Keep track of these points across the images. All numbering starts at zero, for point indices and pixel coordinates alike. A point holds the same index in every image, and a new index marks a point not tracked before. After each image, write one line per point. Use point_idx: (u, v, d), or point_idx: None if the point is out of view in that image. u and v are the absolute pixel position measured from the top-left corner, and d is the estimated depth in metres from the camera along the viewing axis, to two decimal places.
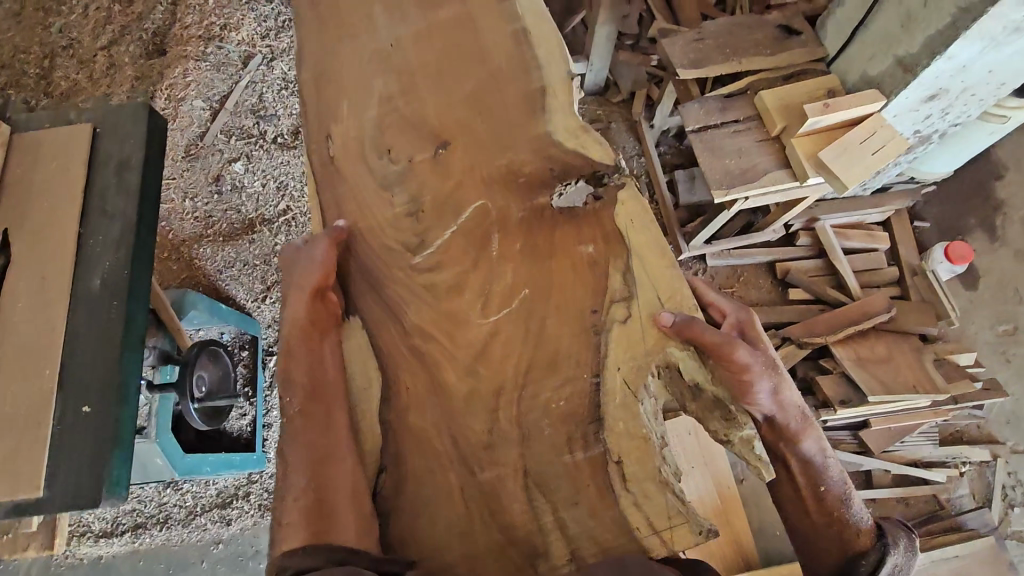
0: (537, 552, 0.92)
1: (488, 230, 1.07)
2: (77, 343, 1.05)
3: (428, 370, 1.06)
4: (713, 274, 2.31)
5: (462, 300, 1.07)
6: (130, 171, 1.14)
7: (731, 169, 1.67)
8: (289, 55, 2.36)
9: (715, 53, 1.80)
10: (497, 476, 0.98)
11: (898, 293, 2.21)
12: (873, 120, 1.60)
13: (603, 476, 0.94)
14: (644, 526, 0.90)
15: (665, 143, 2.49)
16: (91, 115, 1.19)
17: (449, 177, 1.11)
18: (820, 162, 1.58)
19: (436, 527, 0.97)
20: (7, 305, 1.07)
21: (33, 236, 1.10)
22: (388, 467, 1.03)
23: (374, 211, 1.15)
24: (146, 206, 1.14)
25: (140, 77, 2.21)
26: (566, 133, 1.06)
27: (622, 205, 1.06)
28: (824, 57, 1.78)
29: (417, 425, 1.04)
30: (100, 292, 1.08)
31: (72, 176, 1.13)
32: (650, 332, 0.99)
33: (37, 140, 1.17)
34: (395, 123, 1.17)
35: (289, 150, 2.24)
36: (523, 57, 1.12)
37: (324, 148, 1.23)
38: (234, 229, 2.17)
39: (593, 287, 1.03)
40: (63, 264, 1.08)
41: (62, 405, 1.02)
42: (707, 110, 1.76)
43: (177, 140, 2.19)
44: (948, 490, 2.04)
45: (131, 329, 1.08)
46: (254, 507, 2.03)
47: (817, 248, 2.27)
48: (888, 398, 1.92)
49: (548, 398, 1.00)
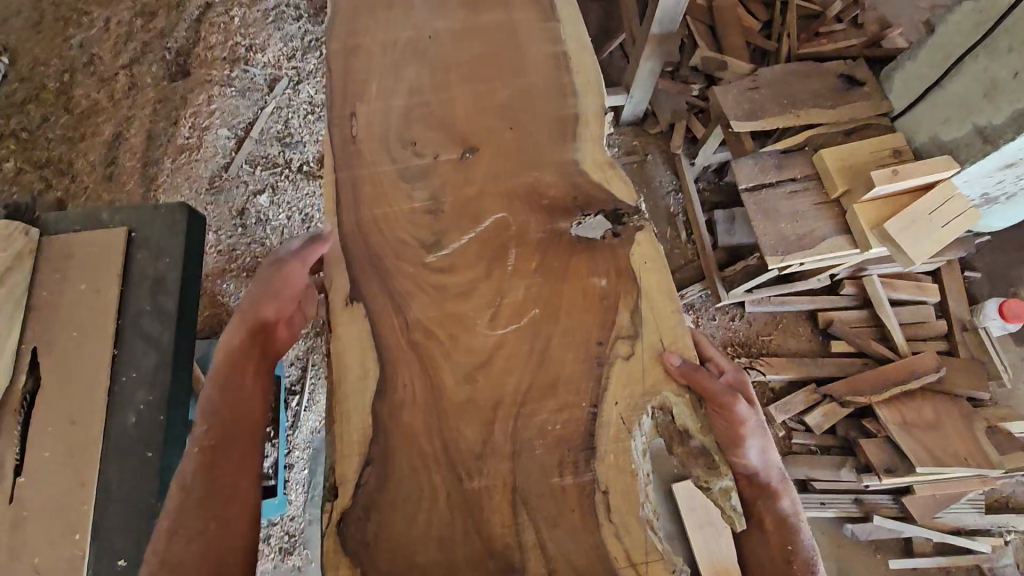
0: (514, 566, 0.83)
1: (505, 243, 1.02)
2: (109, 466, 1.00)
3: (425, 367, 0.94)
4: (751, 320, 2.20)
5: (471, 305, 0.98)
6: (166, 295, 1.09)
7: (787, 234, 1.65)
8: (316, 78, 2.26)
9: (772, 103, 1.76)
10: (485, 489, 0.87)
11: (945, 347, 2.10)
12: (947, 186, 1.54)
13: (589, 506, 0.86)
14: (620, 555, 0.84)
15: (704, 179, 2.35)
16: (123, 220, 1.13)
17: (472, 182, 1.07)
18: (884, 232, 1.54)
19: (417, 524, 0.85)
20: (36, 436, 1.01)
21: (65, 355, 1.05)
22: (374, 458, 0.88)
23: (395, 201, 1.07)
24: (185, 326, 1.09)
25: (163, 100, 2.14)
26: (592, 163, 1.09)
27: (638, 245, 1.02)
28: (889, 112, 1.75)
29: (410, 424, 0.90)
30: (135, 433, 1.02)
31: (105, 293, 1.08)
32: (650, 368, 0.93)
33: (66, 245, 1.12)
34: (426, 120, 1.13)
35: (314, 180, 2.15)
36: (560, 81, 1.17)
37: (348, 125, 1.14)
38: (257, 263, 2.06)
39: (600, 316, 0.97)
40: (98, 395, 1.03)
41: (97, 553, 0.97)
42: (762, 167, 1.73)
43: (200, 172, 2.10)
44: (992, 560, 1.96)
45: (167, 478, 1.01)
46: (274, 550, 1.96)
47: (862, 298, 2.17)
48: (936, 469, 1.86)
49: (545, 419, 0.91)
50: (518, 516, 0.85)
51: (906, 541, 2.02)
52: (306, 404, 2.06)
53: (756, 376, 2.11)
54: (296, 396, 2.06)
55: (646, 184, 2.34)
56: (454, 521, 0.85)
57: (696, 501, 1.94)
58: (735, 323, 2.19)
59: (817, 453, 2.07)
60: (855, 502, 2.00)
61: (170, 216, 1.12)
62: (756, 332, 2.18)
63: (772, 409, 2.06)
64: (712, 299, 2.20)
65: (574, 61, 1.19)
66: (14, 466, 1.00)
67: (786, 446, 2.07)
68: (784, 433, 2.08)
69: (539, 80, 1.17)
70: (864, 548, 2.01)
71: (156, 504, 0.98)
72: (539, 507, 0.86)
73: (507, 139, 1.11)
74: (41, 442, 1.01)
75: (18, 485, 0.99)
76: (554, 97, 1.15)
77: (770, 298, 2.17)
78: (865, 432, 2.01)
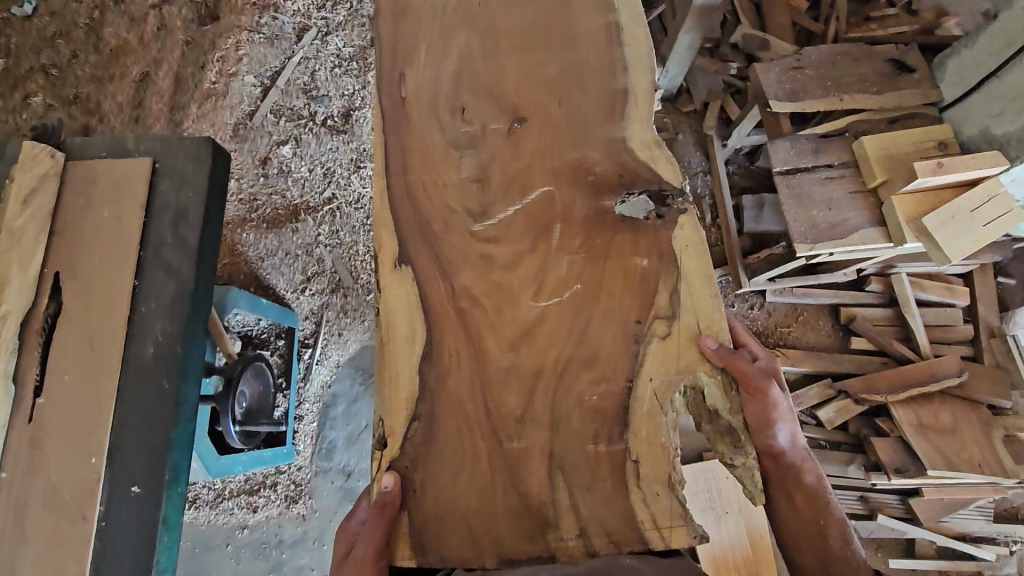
0: (548, 522, 0.86)
1: (552, 219, 0.99)
2: (126, 398, 1.01)
3: (469, 335, 0.95)
4: (771, 309, 2.15)
5: (517, 276, 0.97)
6: (187, 228, 1.08)
7: (818, 221, 1.61)
8: (345, 30, 2.18)
9: (816, 84, 1.70)
10: (524, 451, 0.89)
11: (968, 353, 2.05)
12: (992, 184, 1.42)
13: (621, 474, 0.87)
14: (645, 519, 0.85)
15: (735, 162, 2.28)
16: (149, 150, 1.12)
17: (520, 156, 1.04)
18: (922, 228, 1.49)
19: (460, 477, 0.88)
20: (54, 367, 1.01)
21: (88, 281, 1.05)
22: (420, 415, 0.91)
23: (443, 173, 1.05)
24: (203, 263, 1.09)
25: (191, 43, 2.10)
26: (640, 143, 1.04)
27: (681, 228, 0.99)
28: (937, 102, 1.69)
29: (457, 392, 0.92)
30: (152, 362, 1.03)
31: (127, 227, 1.07)
32: (686, 352, 0.91)
33: (93, 171, 1.10)
34: (476, 87, 1.10)
35: (338, 134, 2.12)
36: (611, 56, 1.11)
37: (396, 90, 1.12)
38: (278, 215, 2.08)
39: (640, 297, 0.95)
40: (115, 322, 1.03)
41: (112, 480, 0.98)
42: (798, 151, 1.68)
43: (225, 119, 2.09)
44: (994, 567, 1.96)
45: (185, 412, 1.03)
46: (280, 497, 2.01)
47: (887, 296, 2.11)
48: (948, 473, 1.84)
49: (583, 390, 0.91)
50: (554, 480, 0.87)
51: (907, 543, 2.01)
52: (317, 358, 2.10)
53: None
54: (309, 349, 2.09)
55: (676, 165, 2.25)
56: (495, 477, 0.88)
57: (699, 487, 1.95)
58: (754, 312, 2.14)
59: (824, 447, 2.04)
60: (860, 499, 1.99)
61: (195, 148, 1.11)
62: (774, 323, 2.14)
63: None
64: (731, 285, 2.16)
65: (627, 31, 1.12)
66: (35, 385, 1.01)
67: None
68: None
69: (589, 52, 1.11)
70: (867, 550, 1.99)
71: (172, 436, 1.00)
72: (571, 473, 0.87)
73: (557, 113, 1.07)
74: (62, 360, 1.02)
75: (38, 405, 1.00)
76: (603, 70, 1.09)
77: (793, 290, 2.11)
78: (877, 430, 1.99)
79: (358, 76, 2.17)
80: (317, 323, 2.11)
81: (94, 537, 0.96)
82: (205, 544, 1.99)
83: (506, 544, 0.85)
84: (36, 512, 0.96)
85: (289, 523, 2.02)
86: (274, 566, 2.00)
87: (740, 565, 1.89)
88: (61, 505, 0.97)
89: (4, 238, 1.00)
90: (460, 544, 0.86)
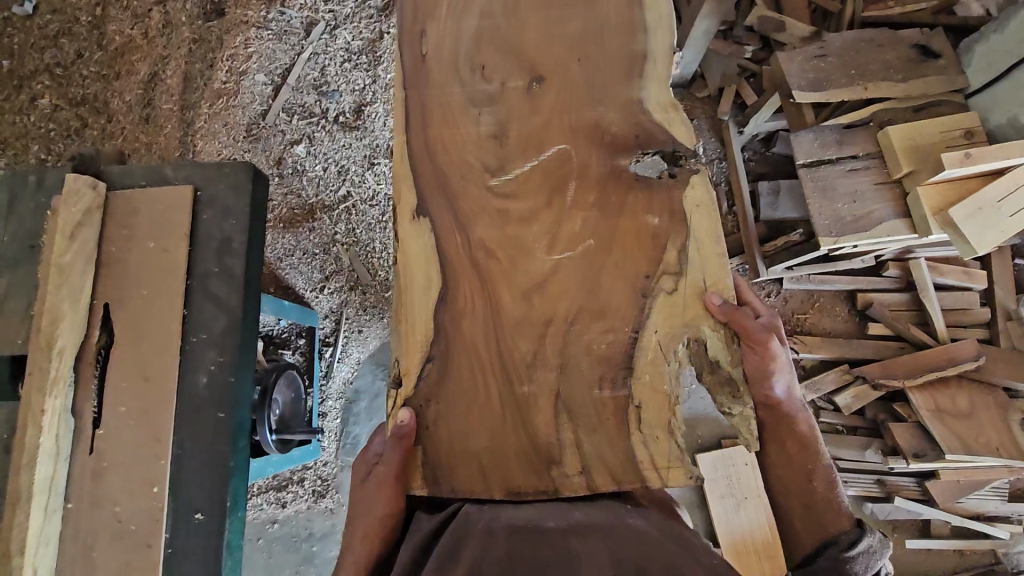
0: (552, 459, 0.87)
1: (566, 176, 0.97)
2: (184, 429, 1.04)
3: (483, 282, 0.94)
4: (787, 296, 2.16)
5: (533, 229, 0.95)
6: (233, 257, 1.09)
7: (843, 215, 1.65)
8: (353, 22, 2.10)
9: (839, 73, 1.70)
10: (533, 394, 0.89)
11: (984, 336, 2.04)
12: (1017, 174, 1.47)
13: (623, 416, 0.88)
14: (645, 461, 0.86)
15: (751, 148, 2.25)
16: (190, 176, 1.12)
17: (538, 113, 1.00)
18: (949, 220, 1.51)
19: (469, 414, 0.90)
20: (111, 405, 1.04)
21: (137, 312, 1.06)
22: (435, 355, 0.92)
23: (460, 125, 1.01)
24: (249, 295, 1.09)
25: (199, 40, 2.06)
26: (657, 103, 0.99)
27: (692, 189, 0.96)
28: (965, 88, 1.70)
29: (468, 336, 0.93)
30: (206, 395, 1.05)
31: (174, 256, 1.08)
32: (692, 304, 0.91)
33: (134, 203, 1.10)
34: (498, 44, 1.03)
35: (351, 131, 2.09)
36: (632, 20, 1.02)
37: (417, 45, 1.05)
38: (294, 214, 2.08)
39: (649, 253, 0.93)
40: (168, 357, 1.04)
41: (175, 511, 1.01)
42: (823, 142, 1.71)
43: (237, 119, 2.06)
44: (1008, 545, 2.02)
45: (239, 440, 1.04)
46: (308, 492, 2.05)
47: (906, 281, 2.10)
48: (965, 457, 1.88)
49: (592, 338, 0.91)
50: (559, 420, 0.88)
51: (923, 522, 2.06)
52: (339, 355, 2.11)
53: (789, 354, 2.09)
54: (330, 346, 2.10)
55: None
56: (505, 416, 0.89)
57: (719, 475, 2.00)
58: (771, 299, 2.15)
59: (842, 433, 2.09)
60: (877, 482, 2.03)
61: (235, 174, 1.10)
62: (791, 310, 2.15)
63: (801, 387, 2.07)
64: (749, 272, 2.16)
65: None
66: (93, 418, 1.04)
67: None
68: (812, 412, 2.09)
69: (610, 9, 1.03)
70: (882, 528, 2.06)
71: (230, 465, 1.02)
72: (579, 415, 0.88)
73: (577, 72, 1.01)
74: (117, 391, 1.04)
75: (99, 436, 1.03)
76: (622, 31, 1.01)
77: (811, 277, 2.11)
78: (894, 415, 2.02)
79: (369, 69, 2.11)
80: (336, 322, 2.12)
81: (162, 563, 1.00)
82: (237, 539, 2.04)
83: (514, 478, 0.87)
84: (103, 544, 1.00)
85: (318, 517, 2.06)
86: (306, 556, 2.05)
87: (759, 551, 1.93)
88: (126, 536, 1.00)
89: (53, 276, 1.00)
90: (469, 477, 0.88)
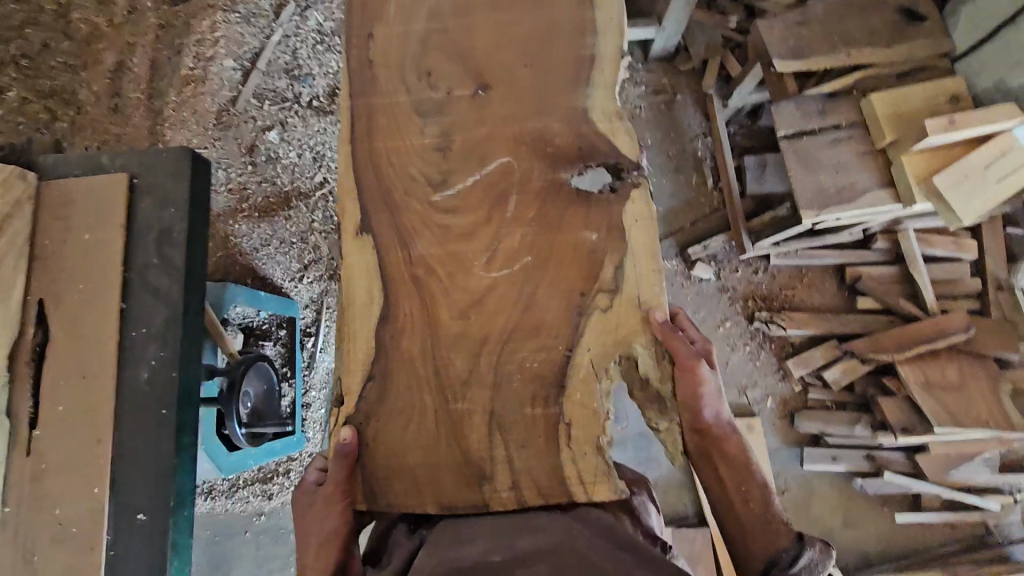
0: (483, 475, 0.92)
1: (507, 189, 1.01)
2: (125, 430, 1.01)
3: (423, 299, 0.98)
4: (776, 272, 2.12)
5: (471, 245, 1.00)
6: (173, 247, 1.04)
7: (826, 187, 1.61)
8: (324, 3, 2.08)
9: (821, 40, 1.64)
10: (467, 411, 0.94)
11: (975, 307, 2.01)
12: (1005, 139, 1.45)
13: (553, 434, 0.92)
14: (572, 476, 0.92)
15: (737, 122, 2.20)
16: (125, 163, 1.08)
17: (484, 123, 1.04)
18: (933, 188, 1.49)
19: (410, 429, 0.94)
20: (47, 407, 1.01)
21: (74, 311, 1.03)
22: (374, 374, 0.96)
23: (406, 134, 1.06)
24: (192, 285, 1.05)
25: (165, 26, 2.01)
26: (601, 113, 1.04)
27: (632, 202, 1.00)
28: (951, 52, 1.66)
29: (407, 350, 0.97)
30: (148, 389, 1.01)
31: (110, 250, 1.04)
32: (625, 322, 0.95)
33: (67, 192, 1.06)
34: (446, 49, 1.08)
35: (325, 116, 2.05)
36: (582, 19, 1.08)
37: (366, 51, 1.09)
38: (270, 203, 2.03)
39: (585, 271, 0.98)
40: (106, 354, 1.01)
41: (117, 512, 0.99)
42: (804, 112, 1.66)
43: (206, 106, 2.01)
44: (998, 517, 2.00)
45: (183, 438, 1.02)
46: (294, 484, 2.03)
47: (894, 254, 2.06)
48: (954, 429, 1.85)
49: (524, 358, 0.95)
50: (492, 437, 0.93)
51: (914, 497, 2.05)
52: (321, 346, 2.09)
53: (777, 331, 2.07)
54: (312, 337, 2.08)
55: (672, 127, 2.19)
56: (439, 435, 0.94)
57: None
58: (757, 276, 2.12)
59: (832, 409, 2.07)
60: (867, 457, 2.02)
61: (172, 162, 1.06)
62: (779, 286, 2.12)
63: (789, 364, 2.05)
64: (735, 250, 2.11)
65: None
66: (30, 418, 1.01)
67: (801, 401, 2.09)
68: (800, 388, 2.09)
69: (561, 10, 1.08)
70: (872, 503, 2.06)
71: (174, 463, 1.00)
72: (510, 431, 0.93)
73: (523, 77, 1.06)
74: (54, 394, 1.01)
75: (35, 438, 1.00)
76: (572, 35, 1.07)
77: (799, 252, 2.07)
78: (884, 390, 2.00)
79: (341, 52, 2.07)
80: (318, 311, 2.08)
81: (104, 566, 0.98)
82: (224, 531, 2.04)
83: (445, 494, 0.93)
84: (44, 547, 0.98)
85: None
86: (294, 547, 2.06)
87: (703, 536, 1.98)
88: (67, 539, 0.98)
89: None
90: (404, 493, 0.93)
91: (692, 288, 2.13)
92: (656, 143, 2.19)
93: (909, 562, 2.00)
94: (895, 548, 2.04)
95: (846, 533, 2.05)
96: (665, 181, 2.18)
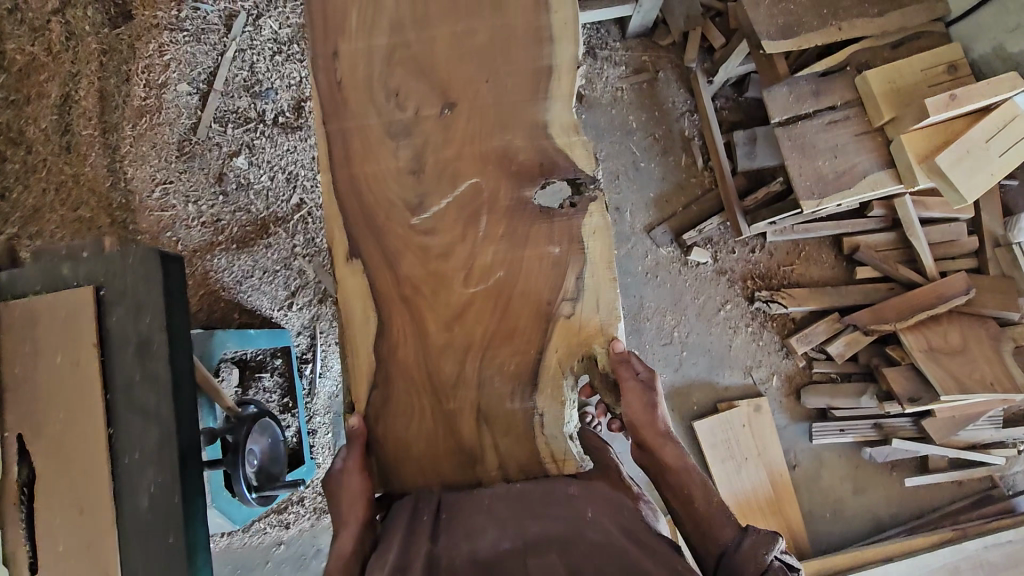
0: (474, 456, 1.01)
1: (477, 210, 1.03)
2: (133, 564, 0.97)
3: (411, 313, 1.03)
4: (772, 249, 2.09)
5: (451, 264, 1.03)
6: (155, 360, 0.97)
7: (825, 173, 1.58)
8: (276, 8, 1.93)
9: (810, 15, 1.56)
10: (457, 410, 1.01)
11: (974, 265, 1.99)
12: (1007, 109, 1.45)
13: (527, 425, 1.01)
14: (545, 454, 1.00)
15: (722, 96, 2.12)
16: (89, 273, 1.01)
17: (451, 141, 1.05)
18: (934, 168, 1.48)
19: (410, 428, 1.02)
20: (47, 547, 0.99)
21: (57, 440, 1.00)
22: (378, 383, 1.02)
23: (379, 158, 1.06)
24: (181, 390, 0.99)
25: (107, 51, 1.86)
26: (560, 128, 1.04)
27: (589, 217, 1.03)
28: (946, 15, 1.67)
29: (405, 358, 1.02)
30: (151, 514, 0.97)
31: (87, 372, 0.99)
32: (587, 326, 1.01)
33: (32, 310, 1.03)
34: (408, 64, 1.07)
35: (293, 132, 1.94)
36: (539, 24, 1.06)
37: (333, 70, 1.08)
38: (247, 233, 1.94)
39: (551, 280, 1.02)
40: (102, 478, 0.98)
41: None
42: (797, 96, 1.60)
43: (166, 137, 1.88)
44: (1004, 469, 2.06)
45: (197, 558, 0.98)
46: (310, 510, 2.03)
47: (891, 219, 2.02)
48: (959, 396, 1.86)
49: (502, 360, 1.01)
50: (481, 428, 1.01)
51: (921, 458, 2.09)
52: (320, 370, 2.03)
53: (778, 310, 2.05)
54: (309, 364, 2.02)
55: (657, 107, 2.10)
56: (436, 424, 1.01)
57: (716, 439, 2.05)
58: (755, 254, 2.09)
59: (837, 381, 2.09)
60: (873, 426, 2.05)
61: (139, 265, 0.97)
62: (777, 262, 2.09)
63: (792, 342, 2.03)
64: (731, 232, 2.07)
65: None
66: (30, 562, 1.00)
67: (807, 376, 2.10)
68: (805, 363, 2.09)
69: (519, 20, 1.06)
70: (882, 470, 2.09)
71: None
72: (495, 424, 1.01)
73: (484, 92, 1.05)
74: (53, 535, 0.99)
75: None
76: (531, 41, 1.06)
77: (794, 227, 2.03)
78: (888, 359, 2.01)
79: (302, 60, 1.95)
80: (311, 337, 2.01)
81: None
82: (245, 566, 2.04)
83: (447, 475, 1.01)
84: None
85: (322, 533, 2.04)
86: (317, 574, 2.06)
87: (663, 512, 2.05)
88: None
89: None
90: (412, 473, 1.01)
91: (690, 274, 2.09)
92: (641, 127, 2.10)
93: (918, 523, 2.05)
94: (905, 509, 2.08)
95: (857, 500, 2.09)
96: (654, 165, 2.10)
